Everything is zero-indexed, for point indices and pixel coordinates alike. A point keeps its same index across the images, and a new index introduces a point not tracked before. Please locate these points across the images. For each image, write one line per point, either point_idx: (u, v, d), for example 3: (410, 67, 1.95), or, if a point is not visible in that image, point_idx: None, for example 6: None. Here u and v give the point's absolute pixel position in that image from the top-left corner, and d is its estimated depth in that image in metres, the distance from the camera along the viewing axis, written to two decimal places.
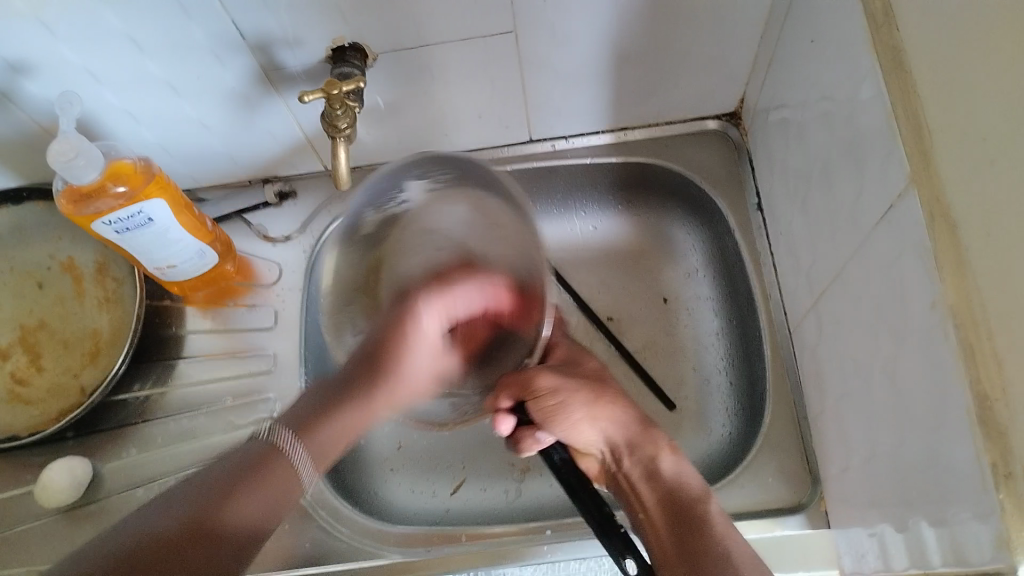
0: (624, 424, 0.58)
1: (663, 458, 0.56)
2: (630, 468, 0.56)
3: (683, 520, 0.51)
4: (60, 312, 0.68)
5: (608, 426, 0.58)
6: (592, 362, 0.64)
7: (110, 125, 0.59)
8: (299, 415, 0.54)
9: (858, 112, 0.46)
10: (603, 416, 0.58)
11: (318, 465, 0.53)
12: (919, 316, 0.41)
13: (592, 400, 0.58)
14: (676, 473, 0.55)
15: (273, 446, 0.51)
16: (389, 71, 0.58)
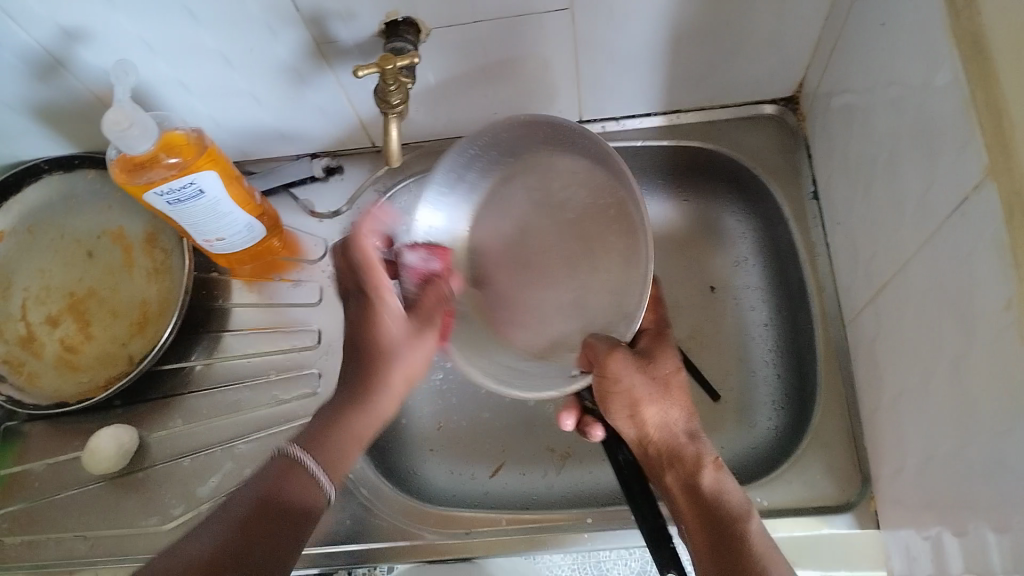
0: (673, 424, 0.53)
1: (665, 479, 0.52)
2: (664, 475, 0.52)
3: (728, 552, 0.45)
4: (110, 281, 0.68)
5: (658, 423, 0.53)
6: (676, 355, 0.57)
7: (163, 96, 0.59)
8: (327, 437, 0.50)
9: (930, 98, 0.44)
10: (653, 411, 0.53)
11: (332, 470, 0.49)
12: (988, 310, 0.39)
13: (649, 392, 0.53)
14: (714, 488, 0.49)
15: (292, 459, 0.48)
16: (443, 47, 0.57)
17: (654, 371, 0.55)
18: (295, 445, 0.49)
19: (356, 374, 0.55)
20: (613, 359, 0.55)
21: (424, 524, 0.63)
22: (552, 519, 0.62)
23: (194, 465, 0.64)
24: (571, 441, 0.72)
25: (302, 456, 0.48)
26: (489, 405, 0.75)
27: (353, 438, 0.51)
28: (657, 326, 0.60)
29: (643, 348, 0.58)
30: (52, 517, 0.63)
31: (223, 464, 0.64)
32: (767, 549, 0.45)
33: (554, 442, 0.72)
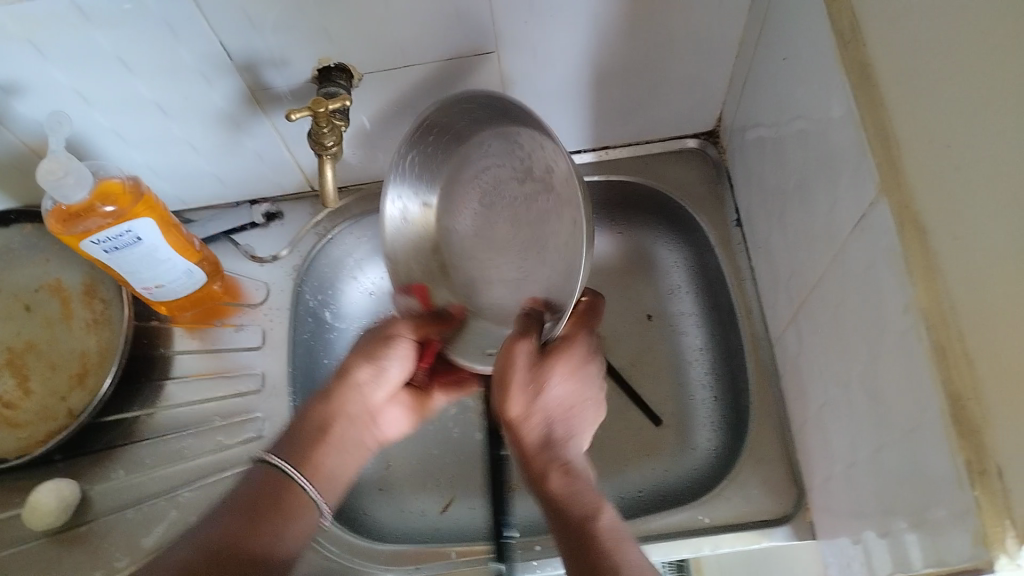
0: (547, 413, 0.51)
1: (547, 485, 0.49)
2: (537, 466, 0.50)
3: (579, 536, 0.45)
4: (49, 334, 0.68)
5: (543, 403, 0.51)
6: (589, 340, 0.54)
7: (99, 147, 0.59)
8: (303, 449, 0.55)
9: (827, 125, 0.47)
10: (533, 394, 0.51)
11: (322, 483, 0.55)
12: (891, 317, 0.42)
13: (531, 370, 0.51)
14: (567, 492, 0.48)
15: (281, 474, 0.53)
16: (374, 92, 0.59)
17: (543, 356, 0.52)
18: (273, 452, 0.54)
19: (352, 411, 0.58)
20: (520, 352, 0.51)
21: (374, 561, 0.64)
22: (504, 548, 0.64)
23: (139, 516, 0.64)
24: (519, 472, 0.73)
25: (275, 463, 0.54)
26: (437, 442, 0.76)
27: (313, 441, 0.55)
28: (581, 321, 0.56)
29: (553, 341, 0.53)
30: None
31: (168, 513, 0.64)
32: (615, 538, 0.45)
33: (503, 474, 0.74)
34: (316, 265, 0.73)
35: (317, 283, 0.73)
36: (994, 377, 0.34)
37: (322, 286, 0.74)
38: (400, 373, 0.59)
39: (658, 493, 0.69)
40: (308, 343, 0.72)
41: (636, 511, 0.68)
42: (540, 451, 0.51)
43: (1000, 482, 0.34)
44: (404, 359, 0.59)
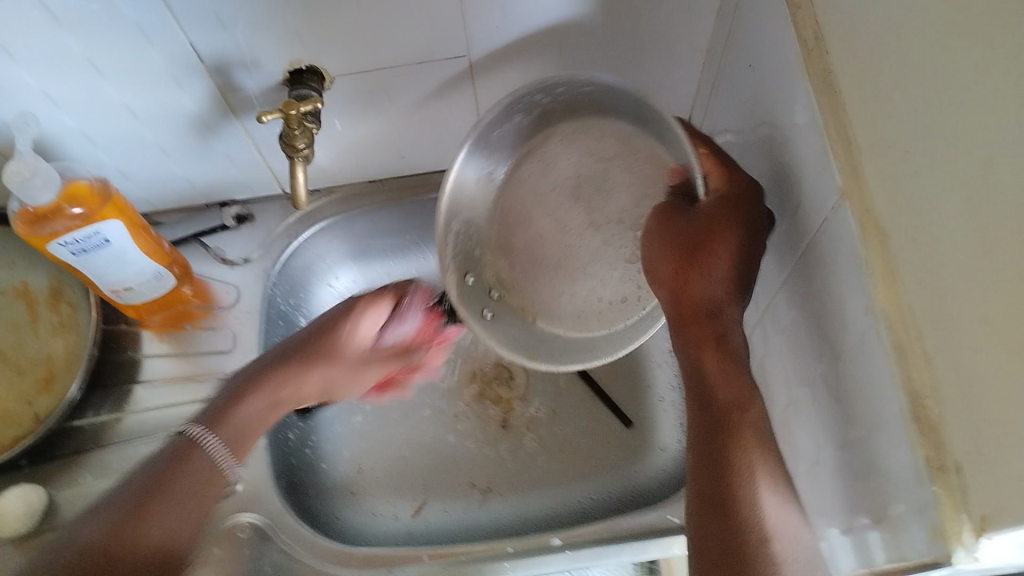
0: (717, 372, 0.50)
1: (701, 359, 0.51)
2: (693, 331, 0.51)
3: (714, 425, 0.48)
4: (13, 339, 0.67)
5: (699, 304, 0.51)
6: (748, 190, 0.52)
7: (67, 149, 0.59)
8: (240, 426, 0.58)
9: (792, 131, 0.48)
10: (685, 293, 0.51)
11: (234, 449, 0.57)
12: (852, 319, 0.43)
13: (686, 269, 0.51)
14: (722, 374, 0.50)
15: (190, 441, 0.56)
16: (346, 95, 0.59)
17: (699, 237, 0.51)
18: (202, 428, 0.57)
19: (280, 387, 0.61)
20: (654, 213, 0.55)
21: (346, 564, 0.64)
22: (476, 550, 0.65)
23: None
24: (491, 474, 0.74)
25: (202, 442, 0.56)
26: (409, 445, 0.76)
27: (249, 431, 0.58)
28: (724, 172, 0.54)
29: (703, 205, 0.52)
30: None
31: None
32: (755, 438, 0.47)
33: (475, 476, 0.74)
34: (288, 264, 0.72)
35: (287, 286, 0.73)
36: (953, 376, 0.35)
37: (292, 287, 0.74)
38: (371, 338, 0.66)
39: (629, 495, 0.71)
40: None
41: (608, 511, 0.71)
42: (679, 264, 0.52)
43: (958, 478, 0.35)
44: (368, 325, 0.65)
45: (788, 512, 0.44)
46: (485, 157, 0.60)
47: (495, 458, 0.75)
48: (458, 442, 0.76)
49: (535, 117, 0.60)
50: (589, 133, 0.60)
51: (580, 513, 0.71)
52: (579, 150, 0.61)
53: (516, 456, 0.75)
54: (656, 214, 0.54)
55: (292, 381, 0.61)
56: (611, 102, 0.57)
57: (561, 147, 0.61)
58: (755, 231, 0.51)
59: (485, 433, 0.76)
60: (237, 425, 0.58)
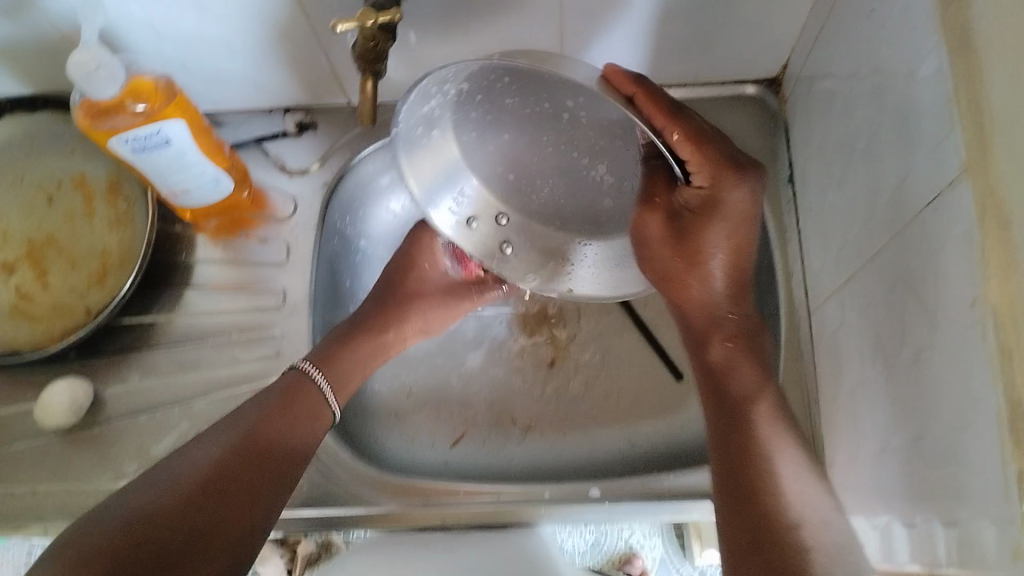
0: (742, 362, 0.53)
1: (709, 354, 0.54)
2: (697, 328, 0.55)
3: (727, 415, 0.51)
4: (70, 230, 0.66)
5: (706, 306, 0.55)
6: (741, 189, 0.50)
7: (132, 41, 0.56)
8: (321, 351, 0.61)
9: (913, 89, 0.44)
10: (693, 288, 0.55)
11: (337, 392, 0.61)
12: (955, 307, 0.40)
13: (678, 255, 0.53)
14: (726, 363, 0.53)
15: (299, 376, 0.59)
16: (425, 5, 0.56)
17: (686, 241, 0.53)
18: (310, 363, 0.60)
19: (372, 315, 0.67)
20: (641, 221, 0.54)
21: (380, 490, 0.64)
22: (508, 492, 0.64)
23: (150, 422, 0.64)
24: (533, 414, 0.72)
25: (309, 372, 0.59)
26: (455, 373, 0.74)
27: (346, 375, 0.61)
28: (708, 167, 0.48)
29: (687, 200, 0.51)
30: (1, 468, 0.62)
31: (179, 424, 0.63)
32: (767, 420, 0.50)
33: (516, 413, 0.72)
34: (348, 181, 0.70)
35: (345, 201, 0.71)
36: None
37: (352, 205, 0.72)
38: (445, 276, 0.72)
39: (675, 453, 0.69)
40: (330, 262, 0.70)
41: (650, 465, 0.69)
42: (678, 260, 0.54)
43: None
44: (435, 269, 0.71)
45: (811, 492, 0.47)
46: (427, 151, 0.57)
47: (540, 398, 0.73)
48: (506, 376, 0.74)
49: (469, 95, 0.51)
50: (506, 108, 0.53)
51: (621, 466, 0.69)
52: (511, 105, 0.53)
53: (562, 398, 0.73)
54: (645, 212, 0.53)
55: (360, 325, 0.65)
56: (534, 76, 0.48)
57: (495, 124, 0.55)
58: (740, 230, 0.52)
59: (533, 371, 0.74)
60: (335, 371, 0.61)
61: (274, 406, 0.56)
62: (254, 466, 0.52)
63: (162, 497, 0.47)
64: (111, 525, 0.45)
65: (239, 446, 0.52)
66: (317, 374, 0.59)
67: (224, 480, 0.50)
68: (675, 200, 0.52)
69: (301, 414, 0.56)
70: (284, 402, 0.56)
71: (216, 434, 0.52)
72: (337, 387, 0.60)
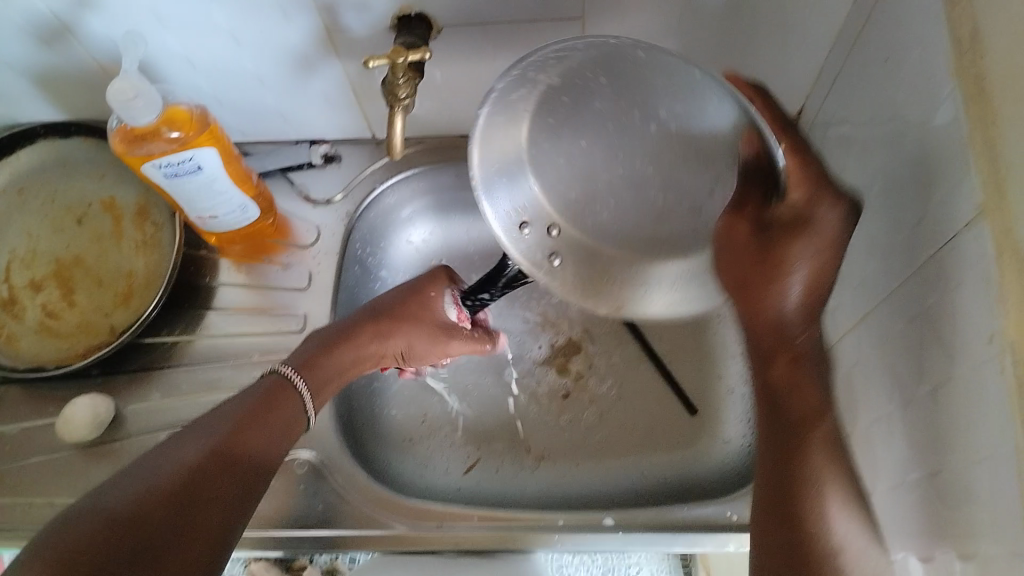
0: (813, 402, 0.44)
1: (769, 371, 0.46)
2: (763, 345, 0.47)
3: (780, 447, 0.44)
4: (98, 251, 0.68)
5: (791, 315, 0.46)
6: (834, 209, 0.45)
7: (168, 71, 0.58)
8: (305, 352, 0.59)
9: (929, 134, 0.45)
10: (766, 302, 0.46)
11: (318, 396, 0.58)
12: (973, 345, 0.40)
13: (749, 280, 0.46)
14: (788, 383, 0.45)
15: (284, 379, 0.56)
16: (450, 46, 0.57)
17: (773, 251, 0.45)
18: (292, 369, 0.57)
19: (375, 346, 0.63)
20: (726, 230, 0.47)
21: (395, 513, 0.64)
22: (524, 518, 0.64)
23: (170, 440, 0.64)
24: (547, 443, 0.73)
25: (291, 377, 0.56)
26: (471, 400, 0.75)
27: (332, 377, 0.59)
28: (809, 185, 0.45)
29: (776, 216, 0.46)
30: (23, 480, 0.63)
31: None
32: (824, 455, 0.43)
33: (531, 441, 0.73)
34: (368, 212, 0.72)
35: (365, 231, 0.72)
36: None
37: (370, 235, 0.73)
38: (445, 317, 0.67)
39: (686, 484, 0.70)
40: (349, 290, 0.72)
41: (661, 496, 0.69)
42: (755, 261, 0.46)
43: None
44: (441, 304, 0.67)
45: (867, 539, 0.41)
46: (506, 126, 0.51)
47: (555, 426, 0.74)
48: (520, 405, 0.75)
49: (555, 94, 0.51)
50: (594, 116, 0.51)
51: (634, 496, 0.69)
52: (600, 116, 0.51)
53: (576, 428, 0.73)
54: (723, 220, 0.48)
55: (346, 333, 0.62)
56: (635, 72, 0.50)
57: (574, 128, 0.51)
58: (834, 257, 0.45)
59: (548, 400, 0.75)
60: (329, 377, 0.59)
61: (257, 406, 0.53)
62: (234, 458, 0.49)
63: (138, 488, 0.45)
64: (90, 516, 0.42)
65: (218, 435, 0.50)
66: (299, 380, 0.56)
67: (203, 476, 0.47)
68: (766, 213, 0.46)
69: (291, 410, 0.55)
70: (270, 396, 0.54)
71: (202, 434, 0.49)
72: (317, 389, 0.57)
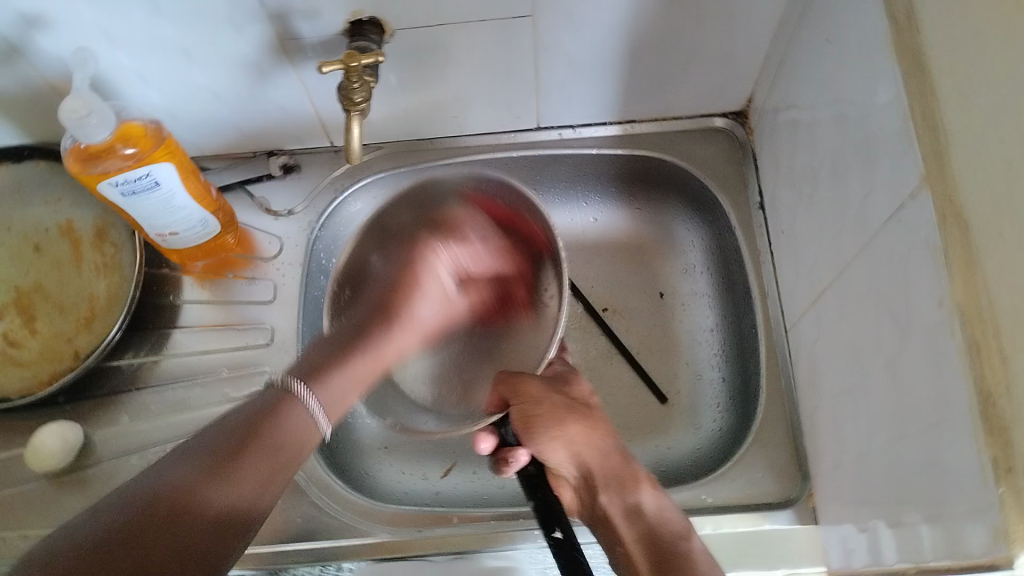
0: (660, 505, 0.56)
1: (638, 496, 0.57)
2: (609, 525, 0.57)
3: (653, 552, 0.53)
4: (58, 275, 0.67)
5: (584, 448, 0.60)
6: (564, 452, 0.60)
7: (122, 88, 0.58)
8: (308, 364, 0.56)
9: (872, 112, 0.46)
10: (575, 439, 0.60)
11: (331, 412, 0.55)
12: (923, 311, 0.42)
13: (550, 433, 0.60)
14: (657, 510, 0.56)
15: (291, 394, 0.53)
16: (404, 51, 0.58)
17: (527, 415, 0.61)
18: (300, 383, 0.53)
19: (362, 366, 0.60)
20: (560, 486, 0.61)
21: (375, 521, 0.64)
22: (505, 516, 0.64)
23: (141, 462, 0.64)
24: None
25: (302, 395, 0.53)
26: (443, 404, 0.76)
27: (338, 400, 0.56)
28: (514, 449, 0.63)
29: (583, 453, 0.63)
30: None
31: None
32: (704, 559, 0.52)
33: None
34: (331, 222, 0.72)
35: (330, 239, 0.73)
36: None
37: (335, 245, 0.74)
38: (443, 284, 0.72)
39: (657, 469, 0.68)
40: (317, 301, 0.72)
41: None
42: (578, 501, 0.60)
43: None
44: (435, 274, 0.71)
45: None
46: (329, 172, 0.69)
47: None
48: None
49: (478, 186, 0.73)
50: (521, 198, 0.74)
51: None
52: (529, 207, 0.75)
53: None
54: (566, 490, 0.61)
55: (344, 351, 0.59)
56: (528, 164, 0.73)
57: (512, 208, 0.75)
58: (578, 418, 0.61)
59: None
60: (334, 379, 0.56)
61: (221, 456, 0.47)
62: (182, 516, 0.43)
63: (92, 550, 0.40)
64: None
65: (176, 486, 0.44)
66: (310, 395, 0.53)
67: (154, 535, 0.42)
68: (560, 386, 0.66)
69: (263, 459, 0.49)
70: (275, 413, 0.51)
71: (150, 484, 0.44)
72: (332, 407, 0.55)
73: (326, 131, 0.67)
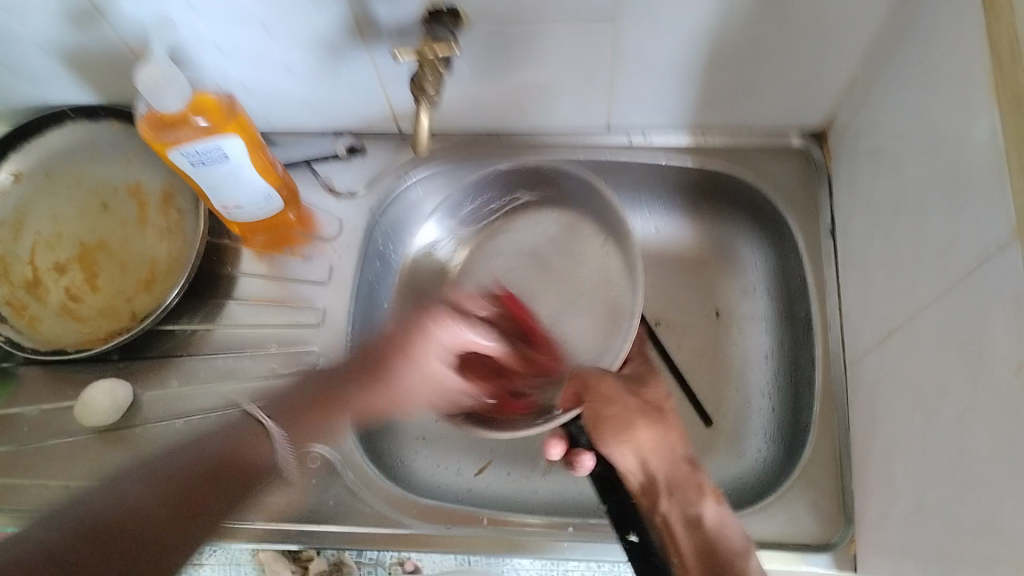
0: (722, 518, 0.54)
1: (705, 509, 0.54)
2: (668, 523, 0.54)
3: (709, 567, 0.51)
4: (122, 235, 0.68)
5: (661, 456, 0.55)
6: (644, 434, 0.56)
7: (198, 58, 0.58)
8: (287, 400, 0.64)
9: (964, 150, 0.44)
10: (647, 443, 0.55)
11: (299, 442, 0.64)
12: (1001, 370, 0.40)
13: (624, 424, 0.56)
14: (719, 524, 0.53)
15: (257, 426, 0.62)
16: (481, 43, 0.57)
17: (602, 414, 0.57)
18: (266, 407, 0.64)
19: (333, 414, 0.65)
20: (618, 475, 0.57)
21: (407, 512, 0.63)
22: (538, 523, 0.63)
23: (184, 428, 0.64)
24: None
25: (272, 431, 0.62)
26: None
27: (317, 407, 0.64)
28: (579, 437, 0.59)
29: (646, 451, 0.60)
30: (37, 459, 0.63)
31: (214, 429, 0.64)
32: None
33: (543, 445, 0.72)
34: (390, 208, 0.72)
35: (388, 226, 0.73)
36: None
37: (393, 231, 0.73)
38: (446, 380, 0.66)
39: None
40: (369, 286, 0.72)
41: None
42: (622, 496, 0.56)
43: None
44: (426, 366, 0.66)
45: None
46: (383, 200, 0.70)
47: None
48: None
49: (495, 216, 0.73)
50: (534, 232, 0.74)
51: None
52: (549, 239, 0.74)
53: None
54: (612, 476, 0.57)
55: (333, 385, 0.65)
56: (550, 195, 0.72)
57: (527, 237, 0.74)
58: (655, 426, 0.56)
59: None
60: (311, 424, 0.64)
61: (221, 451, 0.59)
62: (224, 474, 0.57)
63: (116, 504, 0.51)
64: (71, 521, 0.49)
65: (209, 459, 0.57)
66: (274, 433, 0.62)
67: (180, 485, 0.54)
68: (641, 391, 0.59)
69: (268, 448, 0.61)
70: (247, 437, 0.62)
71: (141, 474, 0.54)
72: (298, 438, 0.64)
73: (396, 115, 0.67)
